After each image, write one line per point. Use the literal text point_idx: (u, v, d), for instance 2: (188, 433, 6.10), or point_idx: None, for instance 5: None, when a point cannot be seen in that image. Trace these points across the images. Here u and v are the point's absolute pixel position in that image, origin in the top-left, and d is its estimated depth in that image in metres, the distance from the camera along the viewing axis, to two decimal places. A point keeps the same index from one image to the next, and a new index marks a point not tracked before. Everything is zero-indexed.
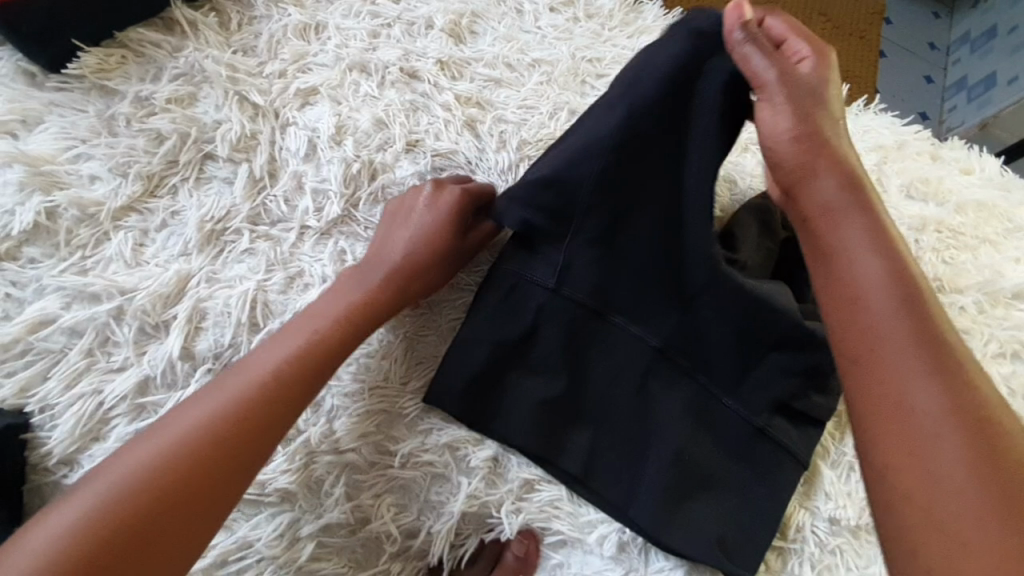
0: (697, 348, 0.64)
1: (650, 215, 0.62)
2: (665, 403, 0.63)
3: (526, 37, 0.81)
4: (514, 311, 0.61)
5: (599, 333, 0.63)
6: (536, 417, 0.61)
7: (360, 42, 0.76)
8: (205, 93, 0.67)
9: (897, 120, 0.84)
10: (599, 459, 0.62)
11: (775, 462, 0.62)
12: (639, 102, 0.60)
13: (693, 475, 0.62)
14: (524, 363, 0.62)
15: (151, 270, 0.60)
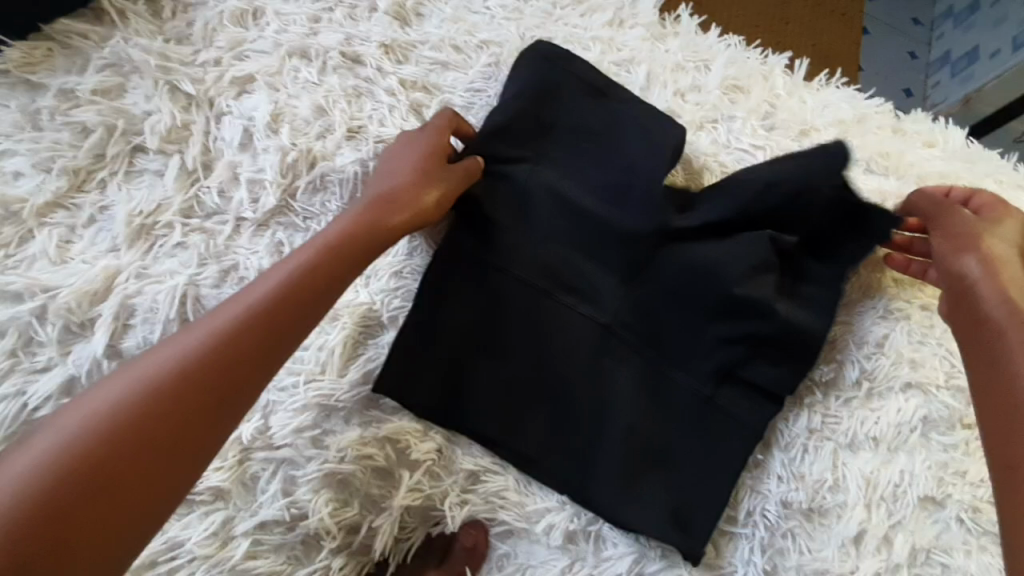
0: (644, 320, 0.64)
1: (584, 196, 0.66)
2: (615, 376, 0.63)
3: (475, 17, 0.78)
4: (456, 295, 0.62)
5: (545, 312, 0.63)
6: (486, 401, 0.60)
7: (300, 27, 0.73)
8: (135, 84, 0.65)
9: (860, 94, 0.82)
10: (550, 440, 0.61)
11: (728, 433, 0.61)
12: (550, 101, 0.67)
13: (646, 449, 0.61)
14: (471, 349, 0.61)
15: (77, 268, 0.58)
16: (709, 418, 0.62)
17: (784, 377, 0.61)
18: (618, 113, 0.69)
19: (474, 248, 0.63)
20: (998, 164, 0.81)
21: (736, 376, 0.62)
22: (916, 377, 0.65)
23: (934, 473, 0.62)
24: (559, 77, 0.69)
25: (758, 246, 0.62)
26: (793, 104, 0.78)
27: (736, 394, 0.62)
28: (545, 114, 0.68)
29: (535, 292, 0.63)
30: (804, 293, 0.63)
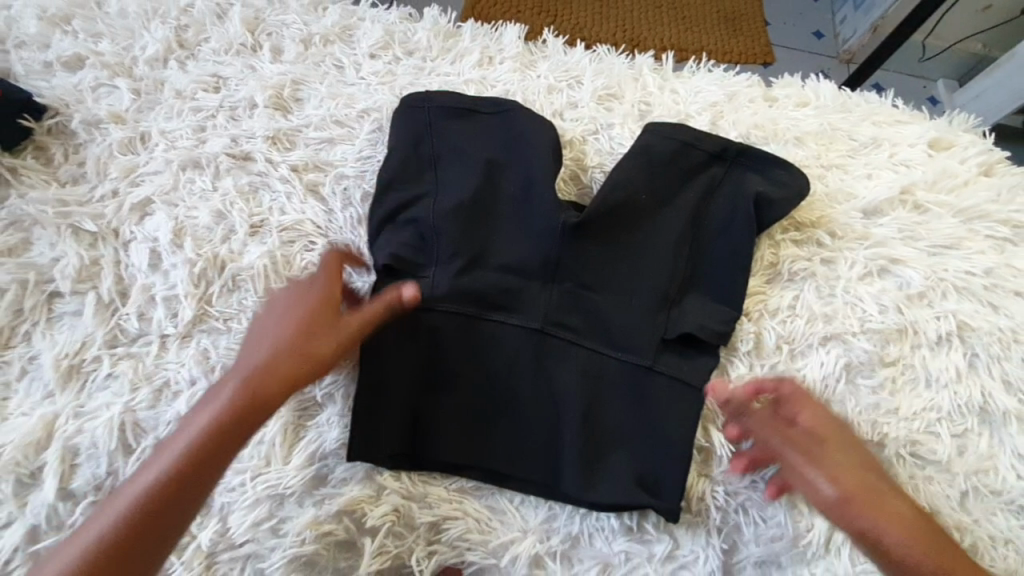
0: (578, 314, 0.68)
1: (492, 219, 0.71)
2: (563, 370, 0.67)
3: (351, 89, 0.82)
4: (391, 338, 0.65)
5: (480, 333, 0.67)
6: (449, 429, 0.65)
7: (187, 140, 0.76)
8: (38, 235, 0.68)
9: (727, 73, 0.87)
10: (520, 446, 0.65)
11: (678, 395, 0.65)
12: (428, 144, 0.73)
13: (607, 430, 0.65)
14: (426, 385, 0.66)
15: (16, 423, 0.61)
16: (658, 382, 0.66)
17: (712, 328, 0.66)
18: (503, 135, 0.74)
19: (399, 292, 0.66)
20: (873, 105, 0.85)
21: (670, 342, 0.67)
22: (831, 330, 0.68)
23: (868, 416, 0.65)
24: (429, 118, 0.74)
25: (654, 230, 0.71)
26: (665, 99, 0.82)
27: (674, 357, 0.67)
28: (426, 153, 0.73)
29: (467, 315, 0.67)
30: (706, 255, 0.71)
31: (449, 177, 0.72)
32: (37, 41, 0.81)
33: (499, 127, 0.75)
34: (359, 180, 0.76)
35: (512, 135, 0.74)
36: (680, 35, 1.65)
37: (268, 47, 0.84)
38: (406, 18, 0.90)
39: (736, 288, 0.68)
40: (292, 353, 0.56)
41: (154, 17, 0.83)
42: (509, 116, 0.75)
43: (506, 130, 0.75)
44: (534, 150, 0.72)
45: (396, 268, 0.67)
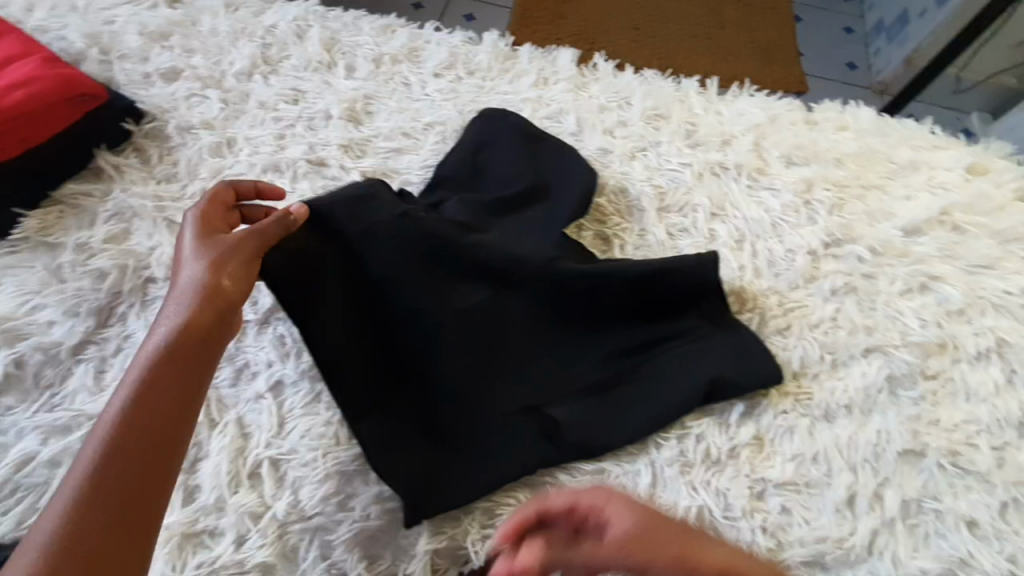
0: (555, 314, 0.72)
1: (498, 221, 0.78)
2: (516, 344, 0.70)
3: (417, 105, 0.89)
4: (364, 259, 0.69)
5: (481, 316, 0.70)
6: (436, 404, 0.66)
7: (269, 146, 0.84)
8: (137, 226, 0.76)
9: (771, 97, 0.91)
10: (382, 402, 0.66)
11: (603, 422, 0.67)
12: (482, 154, 0.83)
13: (468, 423, 0.66)
14: (367, 317, 0.69)
15: (112, 393, 0.66)
16: (608, 407, 0.68)
17: (676, 386, 0.68)
18: (544, 157, 0.83)
19: (391, 204, 0.71)
20: (912, 132, 0.89)
21: (629, 384, 0.70)
22: (873, 342, 0.71)
23: (909, 426, 0.67)
24: (491, 131, 0.84)
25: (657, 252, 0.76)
26: (711, 121, 0.87)
27: (621, 394, 0.69)
28: (481, 162, 0.83)
29: (435, 254, 0.71)
30: (698, 327, 0.73)
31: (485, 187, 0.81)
32: (138, 54, 0.89)
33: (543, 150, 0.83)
34: (422, 187, 0.82)
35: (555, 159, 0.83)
36: (714, 62, 1.71)
37: (343, 65, 0.91)
38: (468, 42, 0.97)
39: (719, 352, 0.70)
40: (210, 295, 0.58)
41: (242, 37, 0.92)
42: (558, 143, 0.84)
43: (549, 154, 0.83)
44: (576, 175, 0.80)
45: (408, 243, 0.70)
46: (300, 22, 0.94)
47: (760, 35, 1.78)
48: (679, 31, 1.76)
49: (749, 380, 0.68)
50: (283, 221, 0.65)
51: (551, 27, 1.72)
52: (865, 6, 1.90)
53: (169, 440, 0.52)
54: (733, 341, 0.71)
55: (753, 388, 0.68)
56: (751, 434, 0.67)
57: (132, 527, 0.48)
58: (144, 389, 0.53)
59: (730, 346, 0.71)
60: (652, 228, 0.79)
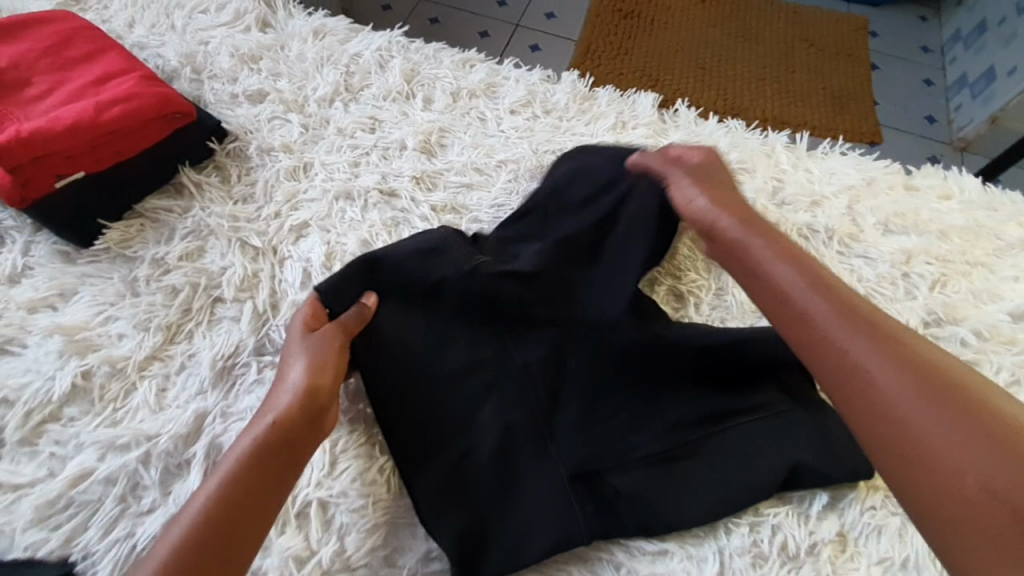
0: (616, 383, 0.68)
1: (568, 266, 0.75)
2: (569, 408, 0.66)
3: (492, 141, 0.88)
4: (427, 305, 0.71)
5: (542, 371, 0.68)
6: (489, 456, 0.63)
7: (343, 173, 0.84)
8: (212, 244, 0.77)
9: (864, 156, 0.86)
10: (427, 453, 0.64)
11: (665, 494, 0.62)
12: (559, 195, 0.80)
13: (519, 482, 0.63)
14: (425, 363, 0.68)
15: (173, 413, 0.66)
16: (672, 481, 0.63)
17: (753, 464, 0.63)
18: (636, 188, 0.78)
19: (459, 254, 0.72)
20: (1020, 206, 0.81)
21: (698, 459, 0.64)
22: None
23: None
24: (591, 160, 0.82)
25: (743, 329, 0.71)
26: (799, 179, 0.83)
27: (688, 467, 0.64)
28: (551, 205, 0.79)
29: (497, 309, 0.71)
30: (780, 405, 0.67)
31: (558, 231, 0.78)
32: (228, 75, 0.91)
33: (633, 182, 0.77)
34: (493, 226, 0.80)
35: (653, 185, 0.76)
36: (784, 106, 1.65)
37: (421, 96, 0.92)
38: (546, 80, 0.96)
39: (804, 434, 0.65)
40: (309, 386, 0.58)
41: (326, 64, 0.94)
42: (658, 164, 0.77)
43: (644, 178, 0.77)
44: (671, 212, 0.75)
45: (472, 296, 0.71)
46: (383, 51, 0.96)
47: (833, 82, 1.72)
48: (750, 74, 1.71)
49: (833, 469, 0.63)
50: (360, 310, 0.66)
51: (616, 64, 1.71)
52: (946, 57, 1.80)
53: (243, 531, 0.50)
54: (819, 422, 0.66)
55: (843, 480, 0.63)
56: (834, 531, 0.61)
57: None
58: (232, 479, 0.51)
59: (812, 426, 0.66)
60: (730, 292, 0.77)
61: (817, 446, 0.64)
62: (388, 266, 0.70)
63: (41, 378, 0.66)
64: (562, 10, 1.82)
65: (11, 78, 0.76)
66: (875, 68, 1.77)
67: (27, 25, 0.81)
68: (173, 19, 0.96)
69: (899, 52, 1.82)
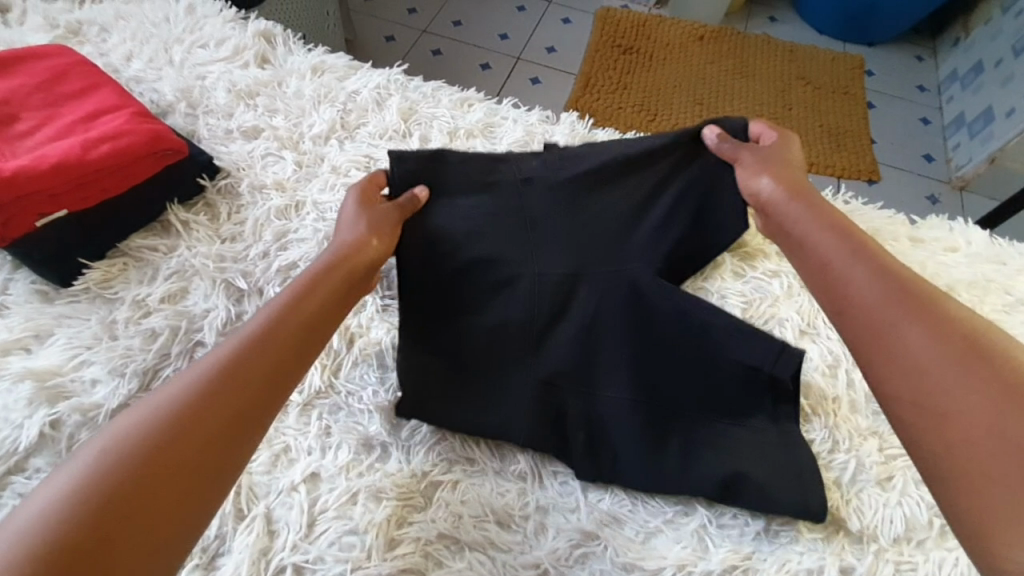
0: (620, 335, 0.69)
1: (603, 199, 0.75)
2: (567, 331, 0.70)
3: None
4: (478, 202, 0.74)
5: (559, 293, 0.71)
6: (474, 349, 0.70)
7: (335, 213, 0.82)
8: (196, 285, 0.74)
9: (867, 206, 0.85)
10: (433, 320, 0.71)
11: (607, 444, 0.66)
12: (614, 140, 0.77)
13: (494, 378, 0.69)
14: (457, 247, 0.72)
15: None
16: (619, 441, 0.66)
17: (701, 459, 0.64)
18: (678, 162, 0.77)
19: (520, 166, 0.76)
20: None
21: (657, 430, 0.66)
22: None
23: None
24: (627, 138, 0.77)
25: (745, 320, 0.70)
26: None
27: (643, 436, 0.65)
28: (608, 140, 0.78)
29: (536, 215, 0.74)
30: (752, 420, 0.66)
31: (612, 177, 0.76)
32: (222, 110, 0.90)
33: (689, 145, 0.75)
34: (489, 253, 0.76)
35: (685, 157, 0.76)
36: None
37: (418, 135, 0.90)
38: (544, 121, 0.95)
39: (768, 453, 0.64)
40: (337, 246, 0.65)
41: (323, 101, 0.93)
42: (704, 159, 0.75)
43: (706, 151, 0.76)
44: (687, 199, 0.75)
45: (502, 211, 0.74)
46: (381, 90, 0.95)
47: (830, 120, 1.73)
48: (747, 111, 1.72)
49: (777, 498, 0.61)
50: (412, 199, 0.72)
51: (615, 98, 1.72)
52: (943, 97, 1.81)
53: (269, 388, 0.51)
54: (790, 456, 0.64)
55: (779, 514, 0.62)
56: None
57: (194, 469, 0.45)
58: (260, 341, 0.52)
59: (780, 454, 0.64)
60: None
61: (769, 460, 0.64)
62: (454, 160, 0.75)
63: (8, 427, 0.63)
64: (563, 44, 1.84)
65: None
66: (872, 106, 1.78)
67: (22, 60, 0.80)
68: (172, 54, 0.95)
69: (895, 91, 1.83)
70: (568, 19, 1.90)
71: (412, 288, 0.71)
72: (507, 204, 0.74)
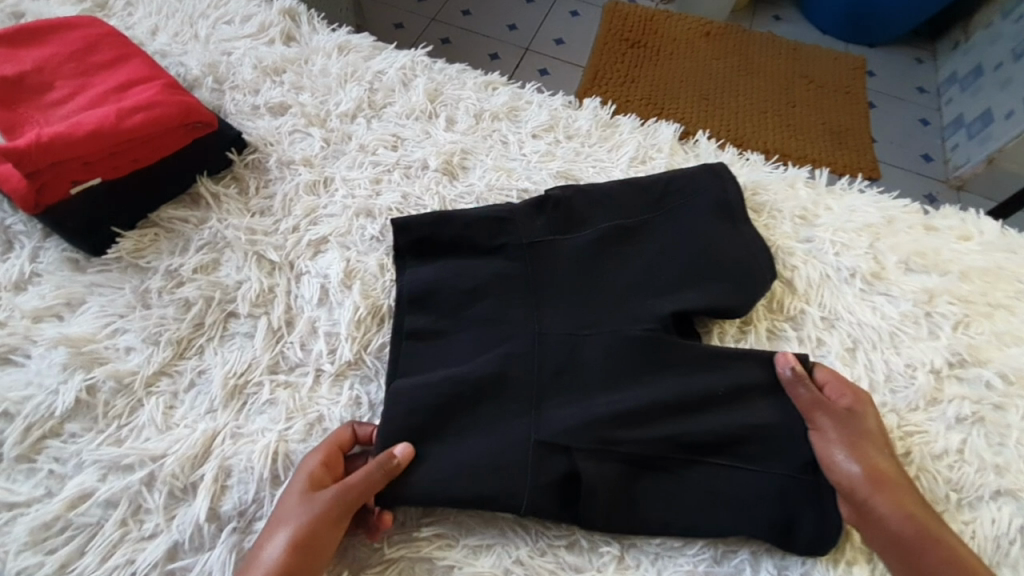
0: (624, 390, 0.67)
1: (607, 260, 0.76)
2: (569, 387, 0.67)
3: (513, 164, 0.87)
4: (484, 263, 0.75)
5: (561, 350, 0.69)
6: (465, 405, 0.65)
7: (364, 190, 0.82)
8: (227, 257, 0.75)
9: (883, 196, 0.88)
10: (431, 368, 0.68)
11: (619, 500, 0.61)
12: (615, 192, 0.80)
13: (494, 431, 0.63)
14: (461, 304, 0.73)
15: (181, 433, 0.63)
16: (631, 493, 0.62)
17: (715, 510, 0.61)
18: (677, 209, 0.79)
19: (526, 226, 0.76)
20: None
21: (670, 479, 0.63)
22: (1004, 484, 0.64)
23: None
24: (623, 193, 0.81)
25: (753, 368, 0.69)
26: (823, 218, 0.83)
27: (655, 487, 0.62)
28: (604, 195, 0.80)
29: (540, 271, 0.74)
30: (775, 461, 0.64)
31: (614, 230, 0.77)
32: (250, 86, 0.90)
33: (684, 204, 0.80)
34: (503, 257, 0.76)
35: (684, 216, 0.79)
36: (787, 140, 1.68)
37: (444, 116, 0.91)
38: (567, 106, 0.96)
39: (790, 498, 0.62)
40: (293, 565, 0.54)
41: (349, 80, 0.93)
42: (699, 211, 0.79)
43: (706, 206, 0.79)
44: (690, 253, 0.75)
45: (504, 268, 0.74)
46: (406, 70, 0.96)
47: (834, 118, 1.75)
48: (753, 106, 1.74)
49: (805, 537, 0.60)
50: (385, 464, 0.59)
51: (622, 91, 1.73)
52: (942, 98, 1.85)
53: None
54: (816, 502, 0.61)
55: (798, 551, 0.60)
56: None
57: None
58: None
59: (803, 508, 0.61)
60: (753, 325, 0.74)
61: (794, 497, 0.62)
62: (460, 224, 0.77)
63: (43, 392, 0.63)
64: (572, 36, 1.85)
65: (32, 81, 0.74)
66: (873, 106, 1.82)
67: (53, 29, 0.80)
68: (197, 29, 0.95)
69: (895, 91, 1.86)
70: (577, 12, 1.91)
71: (411, 347, 0.70)
72: (508, 258, 0.75)
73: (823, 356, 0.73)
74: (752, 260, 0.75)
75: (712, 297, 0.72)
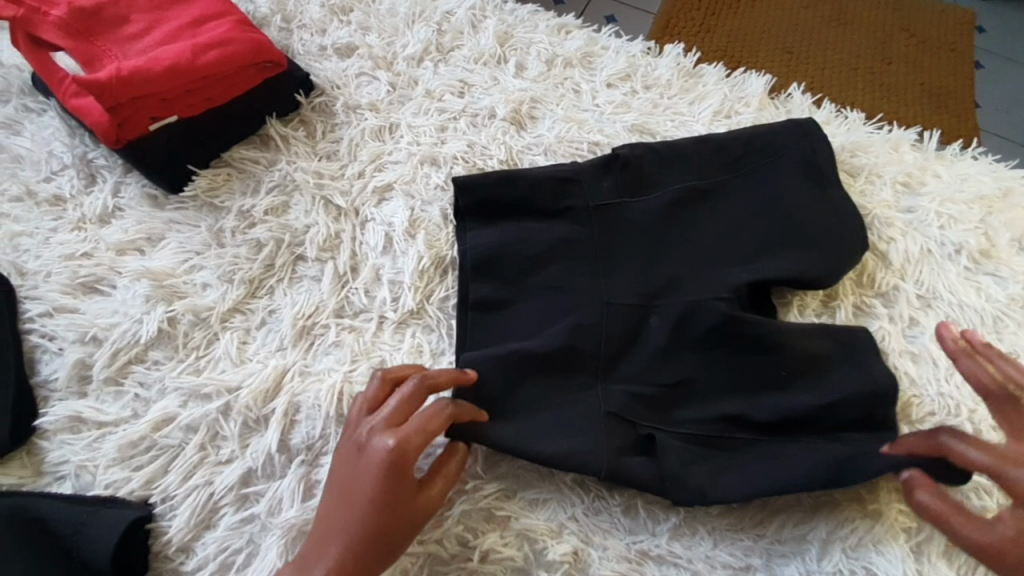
0: (695, 365, 0.65)
1: (680, 226, 0.71)
2: (636, 360, 0.65)
3: (585, 115, 0.82)
4: (549, 227, 0.71)
5: (627, 321, 0.66)
6: (529, 371, 0.64)
7: (429, 137, 0.80)
8: (296, 201, 0.75)
9: (997, 166, 0.79)
10: (499, 341, 0.67)
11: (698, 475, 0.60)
12: (691, 151, 0.74)
13: (556, 402, 0.63)
14: (525, 270, 0.70)
15: (255, 367, 0.65)
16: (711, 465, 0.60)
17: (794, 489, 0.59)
18: (760, 170, 0.73)
19: (593, 189, 0.72)
20: None
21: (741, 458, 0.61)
22: None
23: None
24: (699, 154, 0.74)
25: (833, 342, 0.65)
26: (930, 185, 0.76)
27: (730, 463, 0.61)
28: (679, 157, 0.74)
29: (608, 238, 0.70)
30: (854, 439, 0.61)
31: (688, 192, 0.72)
32: (317, 26, 0.88)
33: (769, 163, 0.73)
34: (570, 217, 0.72)
35: (768, 175, 0.73)
36: (875, 100, 1.52)
37: (514, 62, 0.87)
38: (646, 54, 0.90)
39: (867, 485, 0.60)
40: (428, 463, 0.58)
41: (417, 20, 0.89)
42: (785, 170, 0.72)
43: (793, 166, 0.73)
44: (772, 219, 0.70)
45: (570, 231, 0.71)
46: (476, 11, 0.91)
47: (934, 75, 1.57)
48: (841, 61, 1.58)
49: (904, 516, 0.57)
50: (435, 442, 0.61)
51: (695, 41, 1.59)
52: None
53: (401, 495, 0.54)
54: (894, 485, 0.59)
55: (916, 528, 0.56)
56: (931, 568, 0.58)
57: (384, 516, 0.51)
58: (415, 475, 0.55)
59: None
60: (840, 299, 0.70)
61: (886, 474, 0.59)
62: (526, 182, 0.72)
63: (129, 320, 0.66)
64: None
65: (109, 13, 0.74)
66: (980, 66, 1.62)
67: None
68: None
69: (1007, 51, 1.65)
70: None
71: (474, 313, 0.68)
72: (576, 221, 0.71)
73: (915, 337, 0.67)
74: (841, 227, 0.70)
75: (795, 266, 0.67)
